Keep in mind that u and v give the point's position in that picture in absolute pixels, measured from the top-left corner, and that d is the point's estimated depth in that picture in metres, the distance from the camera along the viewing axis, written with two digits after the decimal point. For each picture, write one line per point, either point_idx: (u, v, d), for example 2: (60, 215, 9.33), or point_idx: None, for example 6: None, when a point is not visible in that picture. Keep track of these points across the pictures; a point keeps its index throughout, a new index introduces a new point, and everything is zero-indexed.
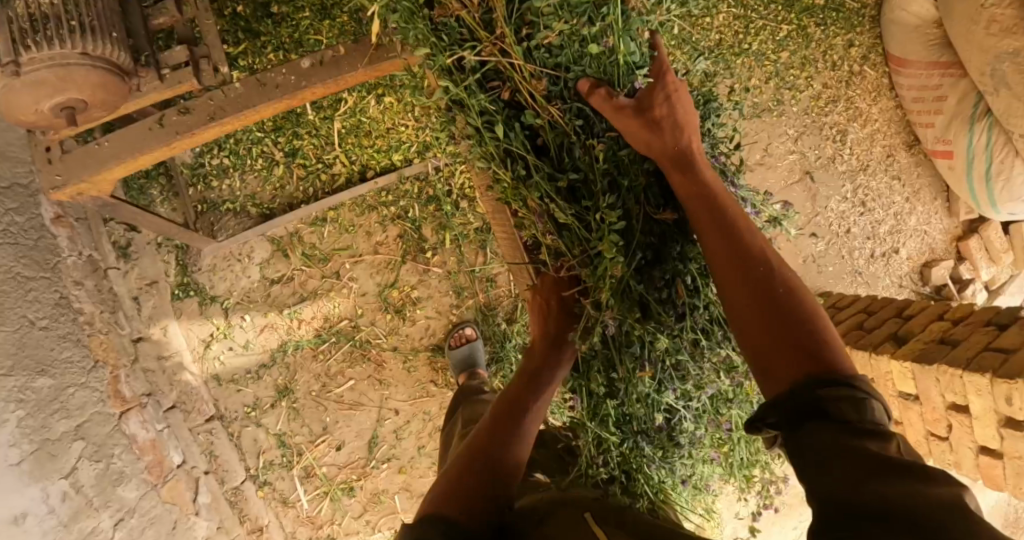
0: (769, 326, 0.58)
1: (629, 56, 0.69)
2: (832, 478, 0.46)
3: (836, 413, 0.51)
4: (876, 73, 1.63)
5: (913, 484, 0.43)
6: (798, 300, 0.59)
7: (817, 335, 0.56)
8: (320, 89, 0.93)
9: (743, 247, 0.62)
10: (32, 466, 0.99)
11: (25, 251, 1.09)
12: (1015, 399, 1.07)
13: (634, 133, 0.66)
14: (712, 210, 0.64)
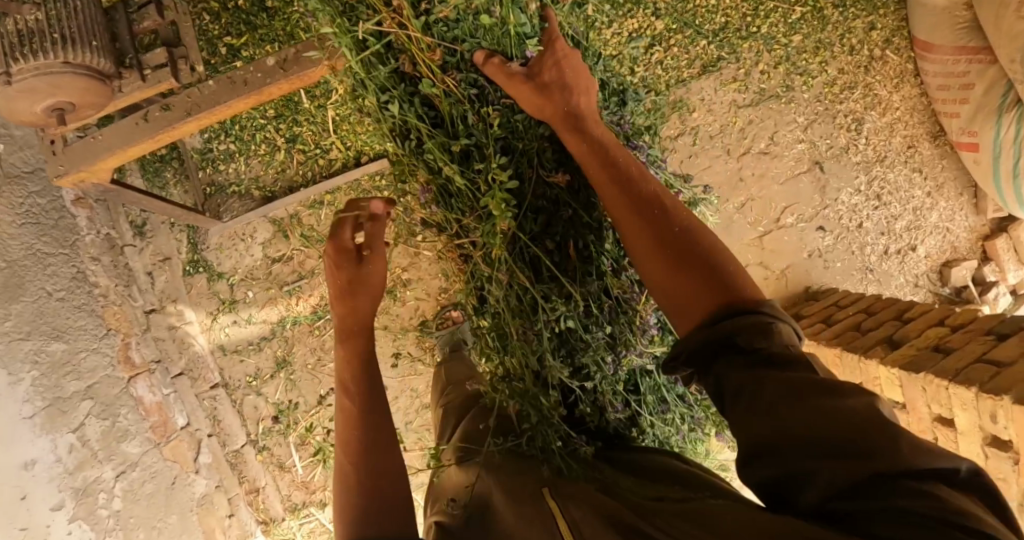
0: (672, 274, 0.60)
1: (520, 28, 0.73)
2: (759, 406, 0.51)
3: (741, 345, 0.54)
4: (899, 58, 1.54)
5: (832, 396, 0.49)
6: (695, 237, 0.61)
7: (716, 267, 0.59)
8: (284, 85, 0.98)
9: (639, 196, 0.64)
10: (44, 420, 1.12)
11: (47, 230, 1.23)
12: (999, 416, 1.01)
13: (525, 101, 0.70)
14: (606, 164, 0.66)
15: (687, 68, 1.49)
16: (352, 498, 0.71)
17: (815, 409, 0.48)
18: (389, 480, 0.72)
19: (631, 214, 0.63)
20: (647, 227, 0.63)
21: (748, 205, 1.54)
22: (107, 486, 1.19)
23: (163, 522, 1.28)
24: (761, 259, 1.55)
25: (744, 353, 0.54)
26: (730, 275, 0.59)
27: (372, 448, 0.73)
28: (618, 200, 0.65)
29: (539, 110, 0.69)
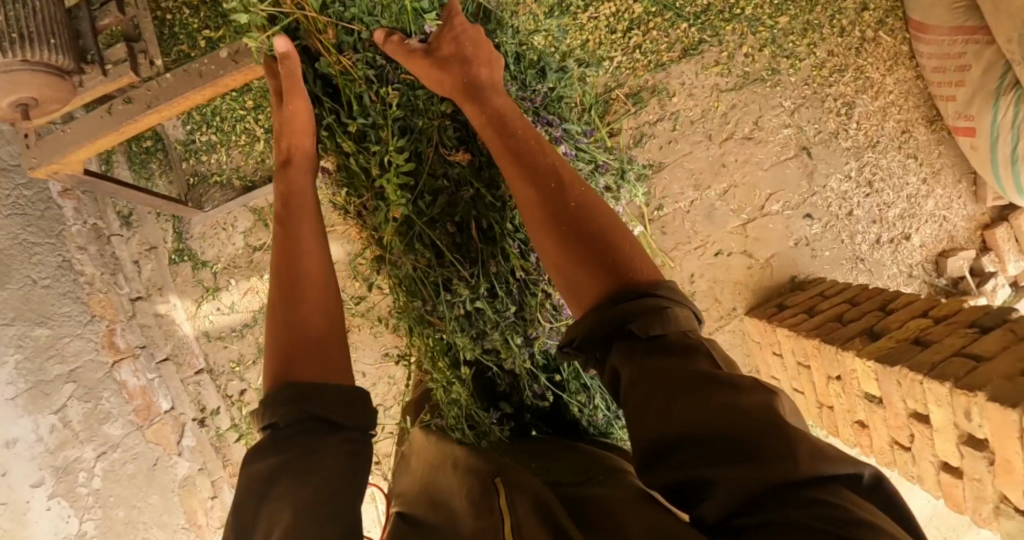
0: (572, 257, 0.63)
1: (413, 8, 0.92)
2: (655, 409, 0.49)
3: (629, 321, 0.55)
4: (893, 39, 1.49)
5: (726, 392, 0.48)
6: (594, 219, 0.65)
7: (604, 242, 0.62)
8: (238, 77, 0.99)
9: (536, 173, 0.70)
10: (27, 402, 1.18)
11: (34, 220, 1.28)
12: (974, 415, 0.91)
13: (424, 73, 0.84)
14: (504, 138, 0.75)
15: (667, 52, 1.44)
16: (277, 345, 0.69)
17: (716, 408, 0.46)
18: (322, 321, 0.72)
19: (531, 192, 0.69)
20: (551, 212, 0.66)
21: (731, 192, 1.50)
22: (88, 465, 1.25)
23: (145, 502, 1.35)
24: (744, 247, 1.51)
25: (639, 337, 0.54)
26: (627, 255, 0.61)
27: (308, 302, 0.73)
28: (521, 179, 0.71)
29: (438, 84, 0.84)
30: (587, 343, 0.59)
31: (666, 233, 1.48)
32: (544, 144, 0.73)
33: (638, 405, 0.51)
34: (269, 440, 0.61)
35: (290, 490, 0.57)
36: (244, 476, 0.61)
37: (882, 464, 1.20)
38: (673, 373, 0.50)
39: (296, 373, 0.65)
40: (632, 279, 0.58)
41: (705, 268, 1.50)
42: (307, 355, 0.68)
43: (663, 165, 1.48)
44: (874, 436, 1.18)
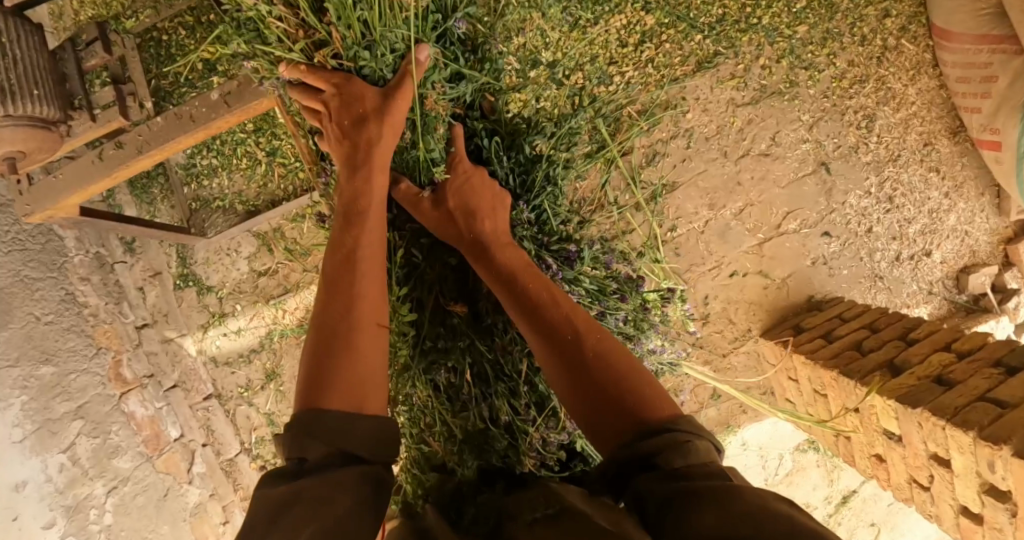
0: (593, 406, 0.78)
1: (428, 154, 0.97)
2: (677, 519, 0.57)
3: (654, 462, 0.66)
4: (917, 47, 1.43)
5: (752, 508, 0.54)
6: (610, 369, 0.79)
7: (626, 390, 0.77)
8: (230, 118, 0.97)
9: (550, 328, 0.86)
10: (34, 443, 1.24)
11: (33, 255, 1.27)
12: (998, 468, 0.88)
13: (434, 224, 0.96)
14: (514, 295, 0.90)
15: (681, 66, 1.38)
16: (310, 370, 0.70)
17: (734, 516, 0.53)
18: (367, 356, 0.72)
19: (550, 346, 0.85)
20: (570, 366, 0.82)
21: (746, 211, 1.45)
22: (98, 502, 1.30)
23: (155, 532, 1.38)
24: (760, 267, 1.47)
25: (662, 470, 0.65)
26: (646, 401, 0.75)
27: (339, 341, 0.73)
28: (541, 335, 0.86)
29: (447, 237, 0.97)
30: (616, 481, 0.72)
31: (680, 254, 1.45)
32: (553, 295, 0.89)
33: (658, 522, 0.60)
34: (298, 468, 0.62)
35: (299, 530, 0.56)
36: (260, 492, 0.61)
37: (900, 498, 1.19)
38: (695, 496, 0.58)
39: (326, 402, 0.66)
40: (649, 425, 0.72)
41: (718, 289, 1.47)
42: (338, 382, 0.68)
43: (676, 185, 1.43)
44: (892, 471, 1.17)
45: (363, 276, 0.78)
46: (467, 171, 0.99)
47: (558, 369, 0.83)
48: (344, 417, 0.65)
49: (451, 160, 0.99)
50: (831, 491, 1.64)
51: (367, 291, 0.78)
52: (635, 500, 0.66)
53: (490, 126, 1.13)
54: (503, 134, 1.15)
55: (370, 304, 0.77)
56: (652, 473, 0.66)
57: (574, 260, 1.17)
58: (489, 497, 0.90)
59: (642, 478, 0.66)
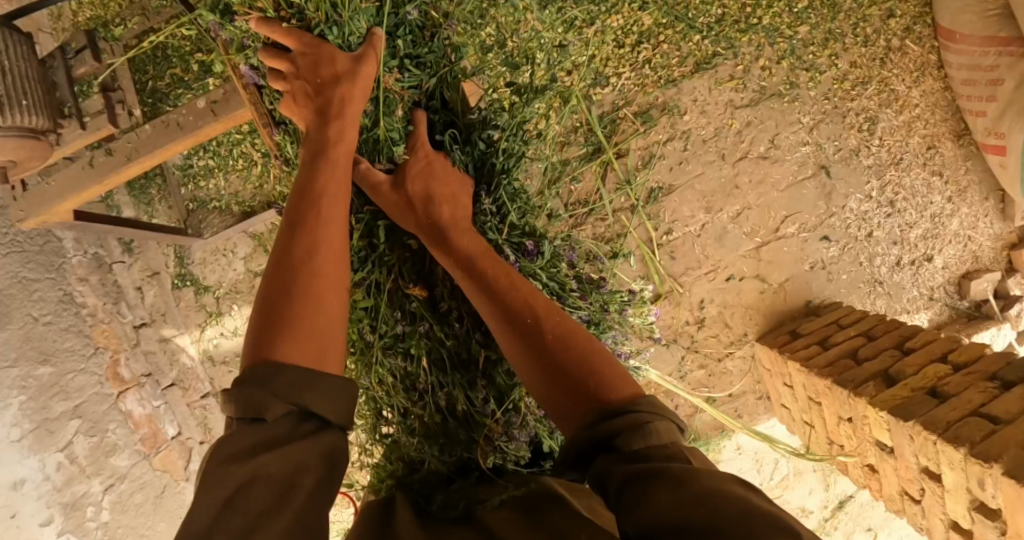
0: (561, 395, 0.77)
1: (388, 134, 0.97)
2: (634, 499, 0.59)
3: (615, 444, 0.67)
4: (921, 48, 1.40)
5: (709, 496, 0.55)
6: (575, 354, 0.79)
7: (587, 373, 0.76)
8: (217, 127, 1.00)
9: (511, 311, 0.85)
10: (32, 441, 1.25)
11: (32, 256, 1.28)
12: (988, 485, 0.89)
13: (391, 205, 0.94)
14: (475, 278, 0.89)
15: (679, 67, 1.37)
16: (259, 318, 0.67)
17: (690, 502, 0.55)
18: (328, 298, 0.69)
19: (511, 329, 0.84)
20: (535, 353, 0.81)
21: (744, 214, 1.44)
22: (96, 499, 1.32)
23: (152, 529, 1.39)
24: (757, 271, 1.45)
25: (624, 452, 0.66)
26: (606, 383, 0.75)
27: (287, 288, 0.68)
28: (501, 319, 0.85)
29: (402, 221, 0.95)
30: (580, 462, 0.72)
31: (676, 258, 1.44)
32: (512, 279, 0.88)
33: (619, 507, 0.61)
34: (257, 436, 0.58)
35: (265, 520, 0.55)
36: (210, 459, 0.57)
37: (891, 510, 1.18)
38: (656, 481, 0.59)
39: (277, 353, 0.63)
40: (613, 406, 0.72)
41: (714, 293, 1.45)
42: (296, 328, 0.65)
43: (673, 187, 1.42)
44: (884, 482, 1.16)
45: (326, 221, 0.74)
46: (428, 155, 0.97)
47: (521, 353, 0.82)
48: (301, 373, 0.62)
49: (411, 140, 0.98)
50: (827, 496, 1.63)
51: (329, 244, 0.73)
52: (596, 481, 0.67)
53: (447, 117, 1.05)
54: (460, 126, 1.06)
55: (333, 254, 0.72)
56: (614, 455, 0.66)
57: (535, 256, 1.10)
58: (462, 485, 0.91)
59: (609, 458, 0.66)
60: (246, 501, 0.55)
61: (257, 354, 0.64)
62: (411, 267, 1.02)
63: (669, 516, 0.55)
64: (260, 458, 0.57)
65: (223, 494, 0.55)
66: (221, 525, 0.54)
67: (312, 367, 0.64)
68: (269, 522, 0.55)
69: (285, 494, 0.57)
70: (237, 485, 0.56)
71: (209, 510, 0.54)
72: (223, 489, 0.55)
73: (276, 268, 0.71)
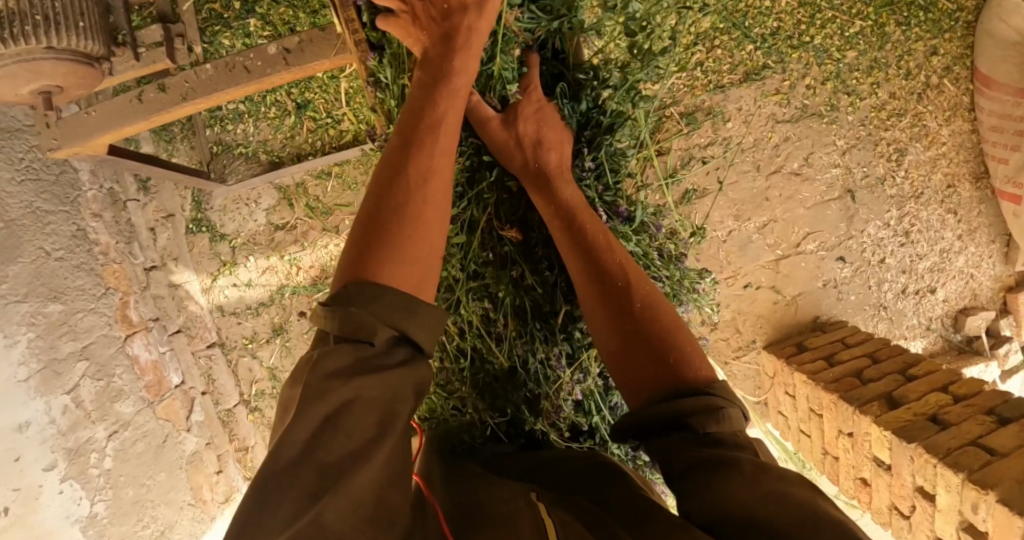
0: (638, 358, 0.76)
1: (503, 72, 0.92)
2: (698, 483, 0.59)
3: (689, 423, 0.65)
4: (956, 89, 1.45)
5: (782, 495, 0.55)
6: (661, 323, 0.77)
7: (669, 345, 0.75)
8: (286, 76, 0.94)
9: (605, 272, 0.83)
10: (38, 383, 1.16)
11: (47, 186, 1.22)
12: (981, 510, 0.98)
13: (498, 144, 0.91)
14: (573, 234, 0.86)
15: (729, 74, 1.39)
16: (364, 229, 0.64)
17: (762, 500, 0.55)
18: (430, 232, 0.66)
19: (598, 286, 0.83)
20: (615, 312, 0.81)
21: (769, 226, 1.48)
22: (99, 446, 1.25)
23: (152, 479, 1.34)
24: (774, 283, 1.51)
25: (692, 431, 0.65)
26: (684, 360, 0.73)
27: (398, 209, 0.65)
28: (592, 274, 0.84)
29: (510, 161, 0.91)
30: (641, 435, 0.70)
31: (699, 261, 1.48)
32: (610, 241, 0.86)
33: (680, 483, 0.61)
34: (351, 357, 0.55)
35: (358, 458, 0.52)
36: (311, 372, 0.55)
37: (877, 521, 1.27)
38: (727, 467, 0.58)
39: (376, 273, 0.60)
40: (686, 384, 0.70)
41: (731, 299, 1.50)
42: (399, 251, 0.62)
43: (707, 192, 1.45)
44: (875, 496, 1.24)
45: (440, 149, 0.70)
46: (541, 100, 0.93)
47: (604, 308, 0.82)
48: (401, 296, 0.60)
49: (525, 81, 0.94)
50: None
51: (439, 172, 0.69)
52: (656, 453, 0.66)
53: (555, 69, 1.01)
54: (569, 80, 1.02)
55: (438, 183, 0.69)
56: (684, 433, 0.65)
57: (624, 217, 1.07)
58: (501, 448, 0.95)
59: (681, 432, 0.65)
60: (337, 434, 0.52)
61: (356, 267, 0.61)
62: (507, 210, 0.97)
63: (729, 514, 0.56)
64: (362, 377, 0.54)
65: (322, 411, 0.53)
66: (319, 443, 0.52)
67: (411, 292, 0.62)
68: (360, 466, 0.52)
69: (378, 433, 0.54)
70: (338, 403, 0.53)
71: (308, 423, 0.52)
72: (324, 405, 0.53)
73: (384, 180, 0.67)
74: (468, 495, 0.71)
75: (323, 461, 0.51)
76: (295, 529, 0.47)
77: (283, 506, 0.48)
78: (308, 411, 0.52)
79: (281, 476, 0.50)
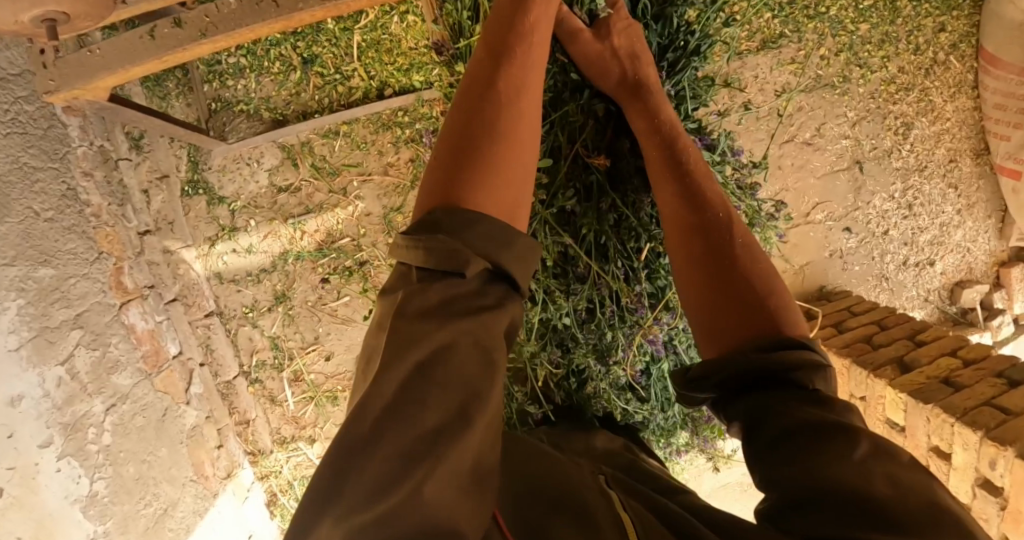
0: (722, 297, 0.69)
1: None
2: (788, 446, 0.53)
3: (795, 380, 0.58)
4: (961, 66, 1.48)
5: (893, 480, 0.48)
6: (753, 263, 0.70)
7: (760, 287, 0.67)
8: (317, 12, 0.88)
9: (696, 206, 0.77)
10: (31, 352, 1.07)
11: (34, 140, 1.12)
12: (998, 465, 1.01)
13: (592, 65, 0.90)
14: (675, 167, 0.81)
15: (747, 41, 1.36)
16: (454, 147, 0.59)
17: (861, 477, 0.48)
18: (518, 156, 0.60)
19: (686, 221, 0.77)
20: (702, 250, 0.74)
21: (780, 195, 1.49)
22: (97, 420, 1.17)
23: (154, 455, 1.27)
24: (782, 252, 1.52)
25: (799, 388, 0.58)
26: (777, 305, 0.66)
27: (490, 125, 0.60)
28: (682, 208, 0.78)
29: (603, 77, 0.90)
30: (727, 386, 0.64)
31: None
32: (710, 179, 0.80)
33: (768, 445, 0.55)
34: (444, 297, 0.51)
35: (453, 427, 0.48)
36: (398, 315, 0.50)
37: None
38: (829, 427, 0.52)
39: (468, 195, 0.56)
40: (777, 327, 0.63)
41: None
42: (489, 177, 0.57)
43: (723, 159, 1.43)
44: None
45: (533, 68, 0.65)
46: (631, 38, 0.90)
47: (690, 245, 0.75)
48: (501, 226, 0.55)
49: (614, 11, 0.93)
50: None
51: (532, 94, 0.64)
52: (748, 412, 0.60)
53: None
54: None
55: (533, 103, 0.64)
56: (786, 390, 0.58)
57: None
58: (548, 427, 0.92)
59: (775, 390, 0.59)
60: (431, 390, 0.48)
61: (449, 186, 0.56)
62: (593, 137, 0.98)
63: (813, 484, 0.49)
64: (459, 322, 0.50)
65: (414, 358, 0.48)
66: (406, 409, 0.47)
67: (506, 221, 0.57)
68: (458, 434, 0.48)
69: (464, 418, 0.48)
70: (432, 352, 0.49)
71: (394, 381, 0.48)
72: (415, 354, 0.48)
73: (477, 96, 0.62)
74: (536, 481, 0.69)
75: (416, 434, 0.47)
76: (385, 506, 0.44)
77: (369, 470, 0.46)
78: (394, 361, 0.48)
79: (368, 438, 0.46)
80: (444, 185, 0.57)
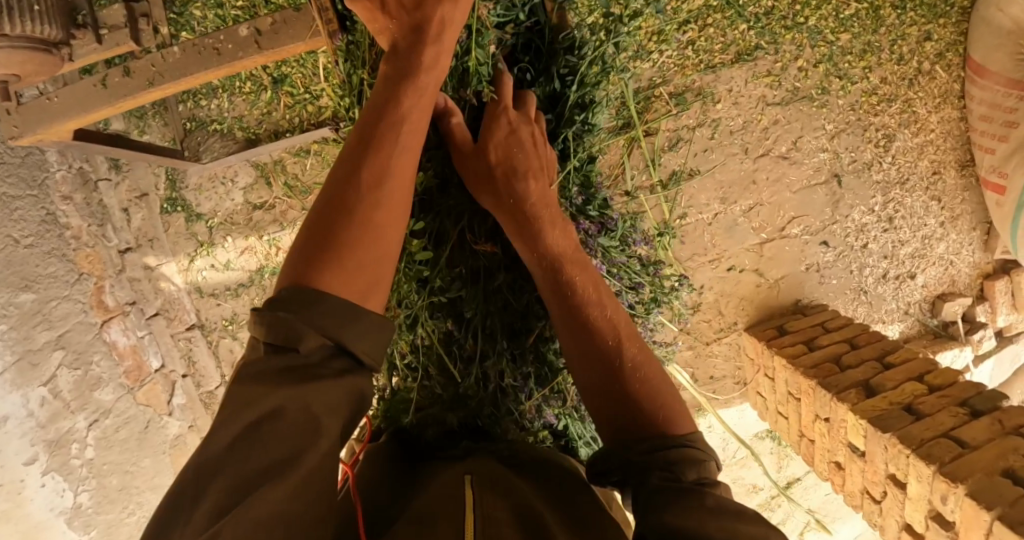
0: (618, 415, 0.81)
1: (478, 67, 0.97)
2: (653, 506, 0.64)
3: (670, 466, 0.70)
4: (948, 76, 1.43)
5: (727, 522, 0.59)
6: (642, 378, 0.83)
7: (655, 408, 0.80)
8: (259, 60, 0.90)
9: (588, 323, 0.89)
10: (15, 375, 1.30)
11: (11, 169, 1.25)
12: (949, 501, 1.01)
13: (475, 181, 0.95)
14: (557, 279, 0.91)
15: (720, 53, 1.34)
16: (313, 237, 0.66)
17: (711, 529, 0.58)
18: (379, 243, 0.68)
19: (578, 337, 0.89)
20: (598, 369, 0.86)
21: (755, 209, 1.47)
22: (81, 436, 1.38)
23: (137, 465, 1.44)
24: (756, 265, 1.51)
25: (670, 472, 0.69)
26: (669, 418, 0.79)
27: (352, 217, 0.67)
28: (574, 326, 0.89)
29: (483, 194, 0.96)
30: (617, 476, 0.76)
31: (685, 242, 1.46)
32: (598, 290, 0.91)
33: (642, 507, 0.65)
34: (286, 363, 0.58)
35: (278, 468, 0.55)
36: (236, 378, 0.58)
37: (849, 502, 1.32)
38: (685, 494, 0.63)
39: (321, 280, 0.63)
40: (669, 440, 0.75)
41: (714, 280, 1.50)
42: (345, 261, 0.64)
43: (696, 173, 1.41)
44: (848, 479, 1.29)
45: (399, 151, 0.73)
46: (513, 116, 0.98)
47: (590, 362, 0.87)
48: (348, 304, 0.62)
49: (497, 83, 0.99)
50: (777, 476, 1.79)
51: (398, 176, 0.72)
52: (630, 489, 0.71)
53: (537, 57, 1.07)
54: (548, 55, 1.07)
55: (397, 195, 0.71)
56: (661, 472, 0.70)
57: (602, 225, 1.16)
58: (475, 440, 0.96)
59: (647, 467, 0.71)
60: (264, 444, 0.56)
61: (304, 273, 0.63)
62: (480, 222, 1.02)
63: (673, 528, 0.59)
64: (289, 388, 0.56)
65: (248, 418, 0.56)
66: (239, 449, 0.55)
67: (355, 300, 0.64)
68: (280, 477, 0.55)
69: (297, 453, 0.56)
70: (265, 412, 0.56)
71: (231, 430, 0.56)
72: (247, 414, 0.56)
73: (338, 189, 0.69)
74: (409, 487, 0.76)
75: (249, 474, 0.54)
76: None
77: (193, 520, 0.52)
78: (235, 421, 0.56)
79: (199, 478, 0.54)
80: (302, 273, 0.63)
